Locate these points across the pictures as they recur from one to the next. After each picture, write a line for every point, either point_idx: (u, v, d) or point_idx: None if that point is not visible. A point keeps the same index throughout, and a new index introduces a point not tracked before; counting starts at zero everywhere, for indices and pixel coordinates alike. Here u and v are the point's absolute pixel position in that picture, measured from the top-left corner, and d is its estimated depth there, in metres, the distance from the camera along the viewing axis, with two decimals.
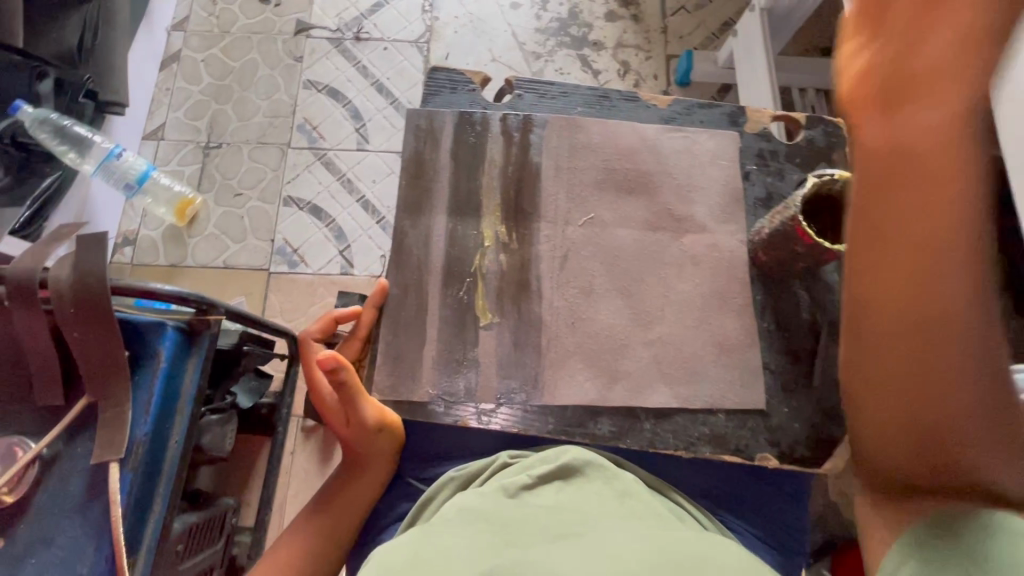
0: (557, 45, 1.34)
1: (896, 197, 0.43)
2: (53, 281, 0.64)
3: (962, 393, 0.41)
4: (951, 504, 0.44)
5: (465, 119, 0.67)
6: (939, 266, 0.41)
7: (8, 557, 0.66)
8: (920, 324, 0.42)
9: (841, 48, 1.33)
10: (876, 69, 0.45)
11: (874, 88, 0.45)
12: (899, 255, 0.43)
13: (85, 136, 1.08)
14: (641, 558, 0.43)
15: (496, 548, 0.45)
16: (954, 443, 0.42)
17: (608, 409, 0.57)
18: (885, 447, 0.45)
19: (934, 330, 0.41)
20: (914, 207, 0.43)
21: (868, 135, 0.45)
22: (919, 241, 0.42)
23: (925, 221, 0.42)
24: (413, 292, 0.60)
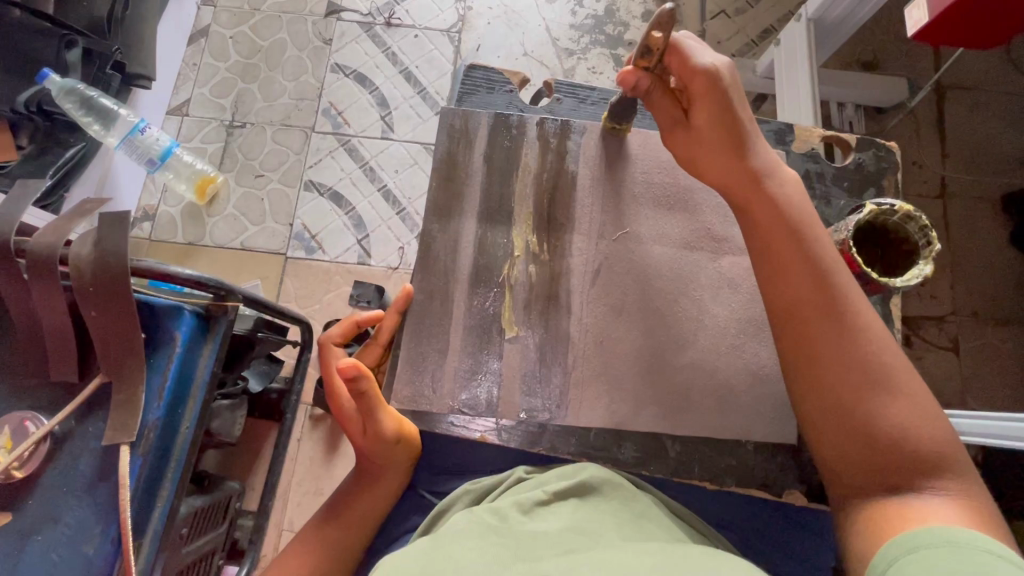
0: (591, 43, 1.31)
1: (769, 222, 0.56)
2: (74, 257, 0.63)
3: (848, 371, 0.52)
4: (900, 471, 0.50)
5: (501, 121, 0.66)
6: (806, 271, 0.54)
7: (15, 532, 0.66)
8: (806, 319, 0.54)
9: (885, 64, 1.28)
10: (724, 114, 0.56)
11: (728, 129, 0.56)
12: (783, 268, 0.55)
13: (111, 108, 1.06)
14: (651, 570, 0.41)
15: (508, 562, 0.44)
16: (870, 413, 0.51)
17: (633, 434, 0.60)
18: (828, 436, 0.52)
19: (816, 323, 0.53)
20: (782, 228, 0.55)
21: (739, 172, 0.57)
22: (790, 253, 0.55)
23: (789, 238, 0.55)
24: (437, 299, 0.61)
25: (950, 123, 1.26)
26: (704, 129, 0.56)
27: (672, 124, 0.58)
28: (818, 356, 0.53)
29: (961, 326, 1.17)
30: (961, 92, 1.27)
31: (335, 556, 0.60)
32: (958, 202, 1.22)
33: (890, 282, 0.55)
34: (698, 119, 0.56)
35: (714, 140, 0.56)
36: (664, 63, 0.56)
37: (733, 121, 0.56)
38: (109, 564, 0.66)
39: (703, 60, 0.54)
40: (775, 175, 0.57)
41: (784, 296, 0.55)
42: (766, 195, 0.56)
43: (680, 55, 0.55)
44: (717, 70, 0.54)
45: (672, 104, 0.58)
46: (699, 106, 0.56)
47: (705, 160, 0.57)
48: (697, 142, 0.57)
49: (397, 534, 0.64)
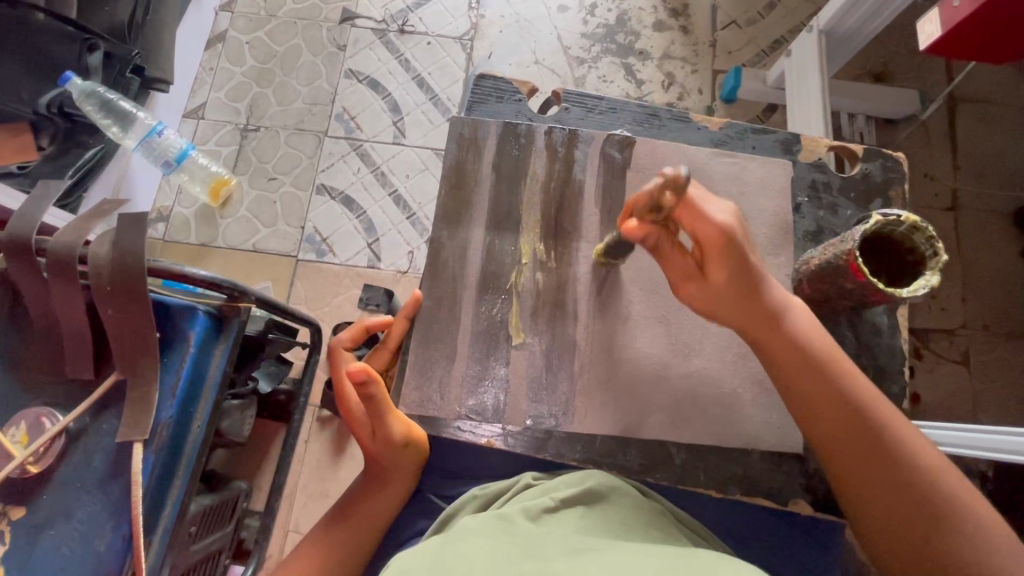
0: (603, 52, 1.32)
1: (775, 347, 0.56)
2: (93, 257, 0.64)
3: (857, 460, 0.53)
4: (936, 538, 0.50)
5: (511, 130, 0.67)
6: (811, 381, 0.54)
7: (29, 526, 0.67)
8: (819, 419, 0.54)
9: (896, 75, 1.28)
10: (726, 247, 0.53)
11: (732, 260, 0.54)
12: (791, 380, 0.55)
13: (129, 111, 1.09)
14: (660, 572, 0.42)
15: (519, 560, 0.45)
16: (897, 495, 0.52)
17: (637, 442, 0.59)
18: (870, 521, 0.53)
19: (829, 426, 0.54)
20: (786, 346, 0.55)
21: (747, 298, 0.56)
22: (792, 362, 0.55)
23: (793, 349, 0.55)
24: (445, 304, 0.62)
25: (962, 135, 1.25)
26: (717, 287, 0.55)
27: (680, 260, 0.56)
28: (853, 452, 0.53)
29: (972, 340, 1.16)
30: (972, 105, 1.26)
31: (339, 559, 0.60)
32: (969, 214, 1.22)
33: (898, 292, 0.54)
34: (705, 251, 0.55)
35: (728, 291, 0.55)
36: (674, 214, 0.53)
37: (744, 266, 0.54)
38: (119, 561, 0.67)
39: (715, 216, 0.52)
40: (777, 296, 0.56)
41: (809, 405, 0.55)
42: (779, 329, 0.55)
43: (692, 207, 0.52)
44: (727, 230, 0.52)
45: (683, 257, 0.56)
46: (711, 266, 0.54)
47: (715, 294, 0.56)
48: (709, 300, 0.56)
49: (403, 536, 0.64)
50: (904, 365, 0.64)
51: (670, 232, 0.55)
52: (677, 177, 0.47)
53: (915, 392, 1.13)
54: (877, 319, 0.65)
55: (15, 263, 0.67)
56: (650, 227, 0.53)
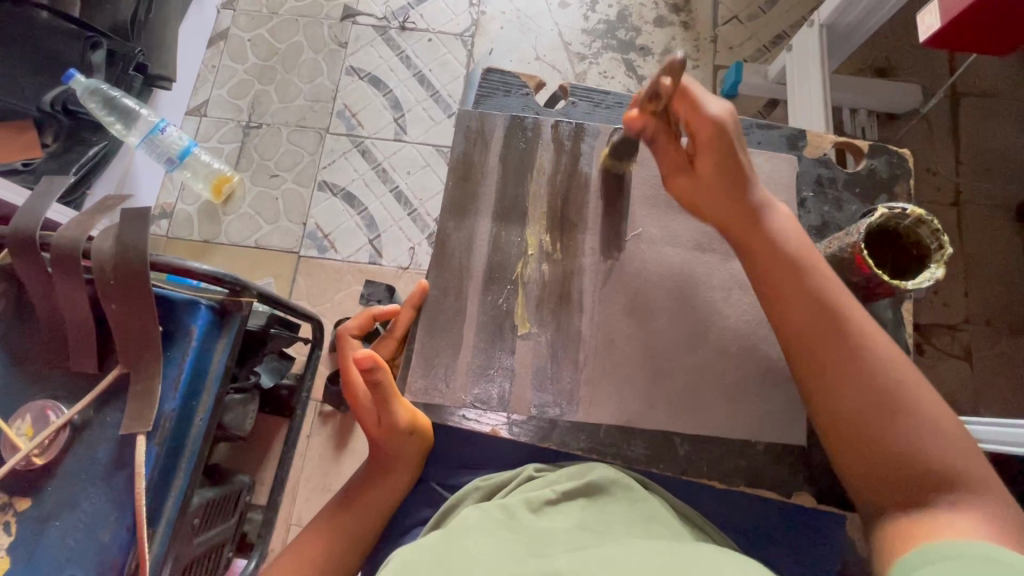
0: (603, 48, 1.32)
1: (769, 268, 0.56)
2: (97, 252, 0.65)
3: (847, 392, 0.52)
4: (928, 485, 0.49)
5: (517, 123, 0.67)
6: (804, 305, 0.55)
7: (35, 516, 0.68)
8: (812, 344, 0.54)
9: (898, 70, 1.27)
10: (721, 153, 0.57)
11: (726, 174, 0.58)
12: (784, 302, 0.55)
13: (133, 108, 1.09)
14: (661, 565, 0.42)
15: (521, 558, 0.45)
16: (886, 432, 0.51)
17: (642, 432, 0.60)
18: (858, 459, 0.51)
19: (822, 354, 0.53)
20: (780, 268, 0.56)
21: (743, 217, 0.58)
22: (786, 284, 0.56)
23: (788, 272, 0.56)
24: (452, 295, 0.62)
25: (965, 130, 1.25)
26: (706, 177, 0.58)
27: (675, 168, 0.60)
28: (833, 364, 0.53)
29: (975, 335, 1.16)
30: (976, 99, 1.26)
31: (344, 549, 0.59)
32: (972, 209, 1.21)
33: (903, 285, 0.54)
34: (701, 167, 0.58)
35: (714, 185, 0.58)
36: (673, 107, 0.59)
37: (738, 167, 0.57)
38: (122, 551, 0.67)
39: (709, 110, 0.57)
40: (773, 215, 0.58)
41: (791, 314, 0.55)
42: (768, 235, 0.57)
43: (691, 98, 0.57)
44: (720, 121, 0.56)
45: (678, 150, 0.60)
46: (705, 158, 0.58)
47: (703, 198, 0.59)
48: (699, 192, 0.59)
49: (409, 526, 0.65)
50: (903, 359, 0.64)
51: (670, 123, 0.60)
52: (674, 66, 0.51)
53: None
54: (882, 310, 0.64)
55: (21, 258, 0.68)
56: (650, 117, 0.59)
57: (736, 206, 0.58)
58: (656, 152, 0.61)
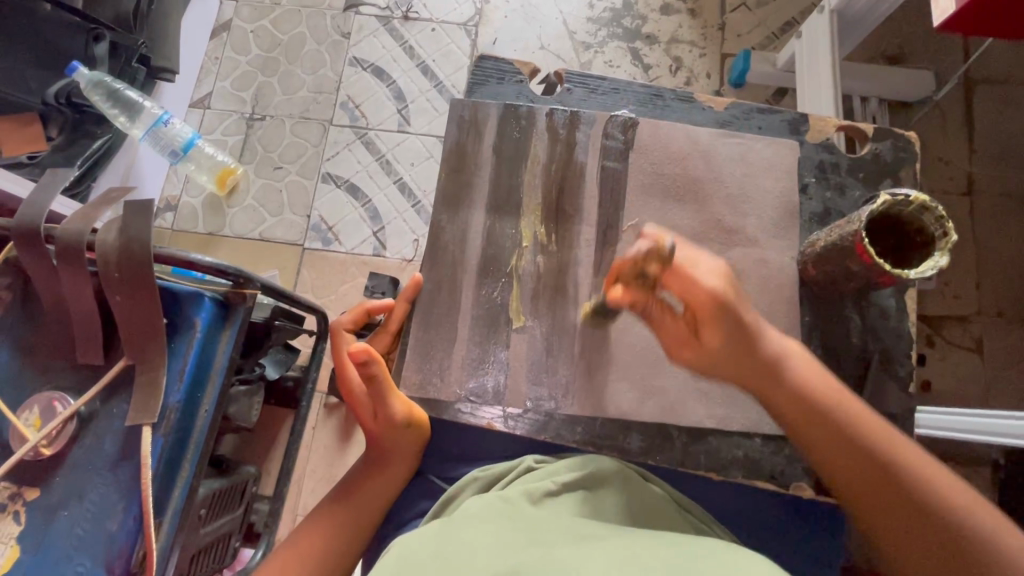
0: (609, 37, 1.30)
1: (764, 365, 0.55)
2: (101, 243, 0.65)
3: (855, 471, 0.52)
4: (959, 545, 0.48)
5: (511, 112, 0.65)
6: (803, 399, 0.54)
7: (43, 506, 0.69)
8: (814, 428, 0.53)
9: (911, 57, 1.25)
10: (719, 300, 0.53)
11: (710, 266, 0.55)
12: (779, 395, 0.55)
13: (136, 100, 1.07)
14: (665, 562, 0.42)
15: (524, 548, 0.44)
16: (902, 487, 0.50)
17: (639, 424, 0.59)
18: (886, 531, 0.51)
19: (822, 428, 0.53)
20: (772, 362, 0.55)
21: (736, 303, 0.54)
22: (778, 374, 0.55)
23: (775, 355, 0.55)
24: (450, 286, 0.62)
25: (978, 119, 1.22)
26: (713, 350, 0.55)
27: (681, 342, 0.56)
28: (873, 499, 0.51)
29: (986, 328, 1.14)
30: (990, 86, 1.23)
31: (342, 541, 0.58)
32: (985, 199, 1.19)
33: (905, 273, 0.52)
34: (706, 337, 0.55)
35: (721, 358, 0.55)
36: (663, 280, 0.54)
37: (743, 327, 0.55)
38: (131, 540, 0.68)
39: (705, 282, 0.53)
40: (792, 361, 0.55)
41: (823, 457, 0.53)
42: (791, 384, 0.54)
43: (680, 272, 0.54)
44: (717, 292, 0.53)
45: (676, 320, 0.56)
46: (709, 328, 0.54)
47: (717, 368, 0.56)
48: (710, 361, 0.56)
49: (404, 518, 0.64)
50: (912, 350, 0.62)
51: (657, 295, 0.56)
52: (661, 250, 0.51)
53: (924, 379, 1.12)
54: (885, 300, 0.63)
55: (24, 250, 0.68)
56: (637, 291, 0.54)
57: (755, 362, 0.55)
58: (654, 326, 0.57)
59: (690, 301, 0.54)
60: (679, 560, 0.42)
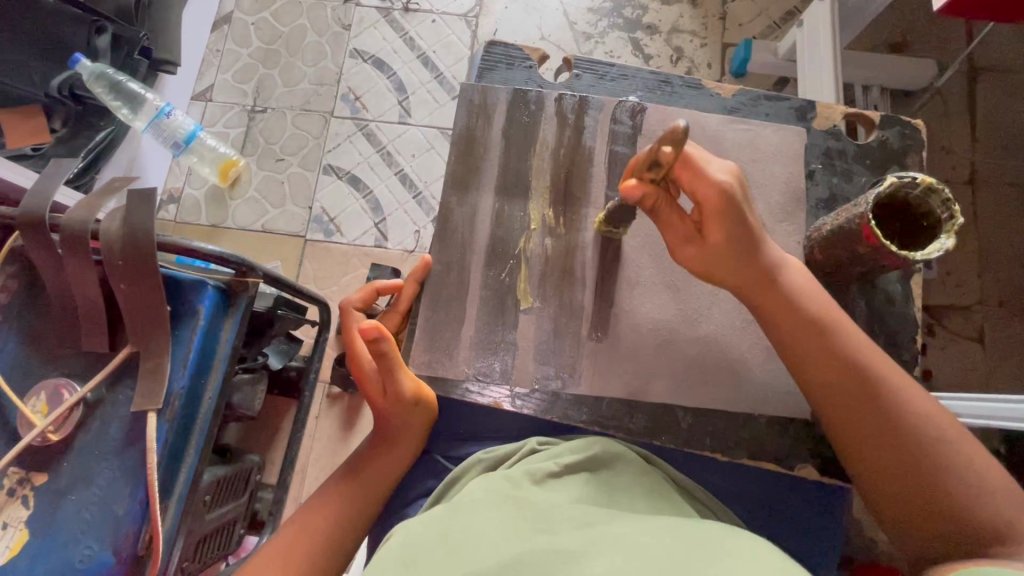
0: (610, 27, 1.30)
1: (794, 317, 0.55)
2: (105, 231, 0.65)
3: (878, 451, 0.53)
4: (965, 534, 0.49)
5: (521, 96, 0.66)
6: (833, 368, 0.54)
7: (52, 490, 0.70)
8: (845, 395, 0.54)
9: (913, 45, 1.24)
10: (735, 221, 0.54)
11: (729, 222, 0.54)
12: (805, 339, 0.55)
13: (138, 92, 1.08)
14: (665, 543, 0.42)
15: (527, 529, 0.45)
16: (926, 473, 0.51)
17: (646, 404, 0.59)
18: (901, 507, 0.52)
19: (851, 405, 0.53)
20: (804, 329, 0.55)
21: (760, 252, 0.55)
22: (801, 320, 0.55)
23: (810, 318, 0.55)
24: (451, 271, 0.62)
25: (981, 107, 1.22)
26: (719, 245, 0.55)
27: (682, 239, 0.56)
28: (853, 393, 0.54)
29: (988, 317, 1.14)
30: (994, 75, 1.22)
31: (349, 518, 0.58)
32: (987, 188, 1.18)
33: (911, 256, 0.51)
34: (712, 235, 0.55)
35: (733, 247, 0.55)
36: (673, 174, 0.53)
37: (750, 231, 0.54)
38: (137, 524, 0.69)
39: (717, 175, 0.52)
40: (786, 268, 0.56)
41: (810, 352, 0.55)
42: (789, 291, 0.55)
43: (692, 165, 0.52)
44: (727, 188, 0.52)
45: (684, 220, 0.55)
46: (716, 225, 0.54)
47: (718, 267, 0.56)
48: (713, 256, 0.56)
49: (411, 498, 0.64)
50: (911, 334, 0.62)
51: (665, 190, 0.53)
52: (669, 147, 0.46)
53: (927, 367, 1.12)
54: (891, 285, 0.63)
55: (30, 239, 0.69)
56: (649, 186, 0.51)
57: (755, 266, 0.55)
58: (658, 220, 0.55)
59: (699, 203, 0.54)
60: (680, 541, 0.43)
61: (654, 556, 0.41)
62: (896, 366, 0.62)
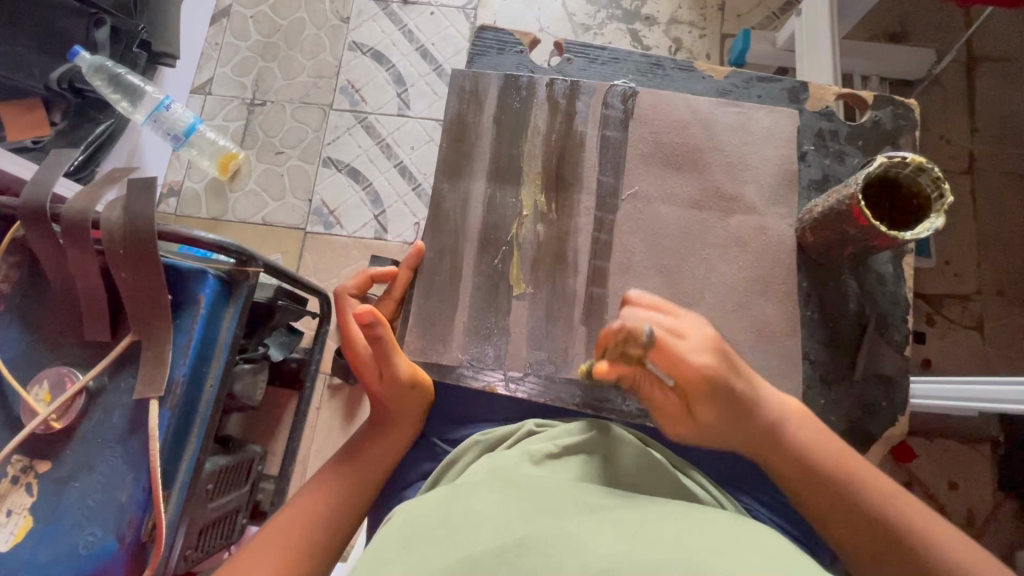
0: (608, 18, 1.30)
1: (727, 386, 0.54)
2: (106, 221, 0.66)
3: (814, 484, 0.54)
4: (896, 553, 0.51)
5: (512, 82, 0.65)
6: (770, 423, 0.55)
7: (55, 478, 0.70)
8: (791, 435, 0.55)
9: (912, 35, 1.24)
10: (698, 376, 0.52)
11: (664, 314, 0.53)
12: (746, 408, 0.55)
13: (138, 85, 1.08)
14: (665, 529, 0.42)
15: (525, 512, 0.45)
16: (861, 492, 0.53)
17: (638, 386, 0.60)
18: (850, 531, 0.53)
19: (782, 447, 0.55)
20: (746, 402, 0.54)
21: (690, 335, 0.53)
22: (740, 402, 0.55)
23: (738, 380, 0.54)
24: (448, 255, 0.62)
25: (980, 96, 1.22)
26: (708, 423, 0.55)
27: (672, 416, 0.56)
28: (811, 478, 0.54)
29: (986, 306, 1.14)
30: (993, 64, 1.22)
31: (348, 498, 0.59)
32: (986, 178, 1.19)
33: (901, 235, 0.51)
34: (699, 413, 0.55)
35: (719, 421, 0.55)
36: (648, 355, 0.54)
37: (716, 349, 0.54)
38: (140, 509, 0.70)
39: (696, 360, 0.52)
40: (754, 370, 0.55)
41: (787, 463, 0.55)
42: (790, 447, 0.55)
43: (667, 350, 0.52)
44: (706, 368, 0.52)
45: (666, 393, 0.56)
46: (701, 404, 0.54)
47: (708, 434, 0.56)
48: (702, 432, 0.56)
49: (409, 480, 0.64)
50: (905, 316, 0.62)
51: (645, 366, 0.56)
52: (641, 335, 0.51)
53: (925, 356, 1.12)
54: (882, 267, 0.63)
55: (31, 229, 0.69)
56: (620, 364, 0.54)
57: (722, 383, 0.53)
58: (650, 405, 0.57)
59: (685, 390, 0.54)
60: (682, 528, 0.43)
61: (658, 544, 0.40)
62: (888, 348, 0.62)
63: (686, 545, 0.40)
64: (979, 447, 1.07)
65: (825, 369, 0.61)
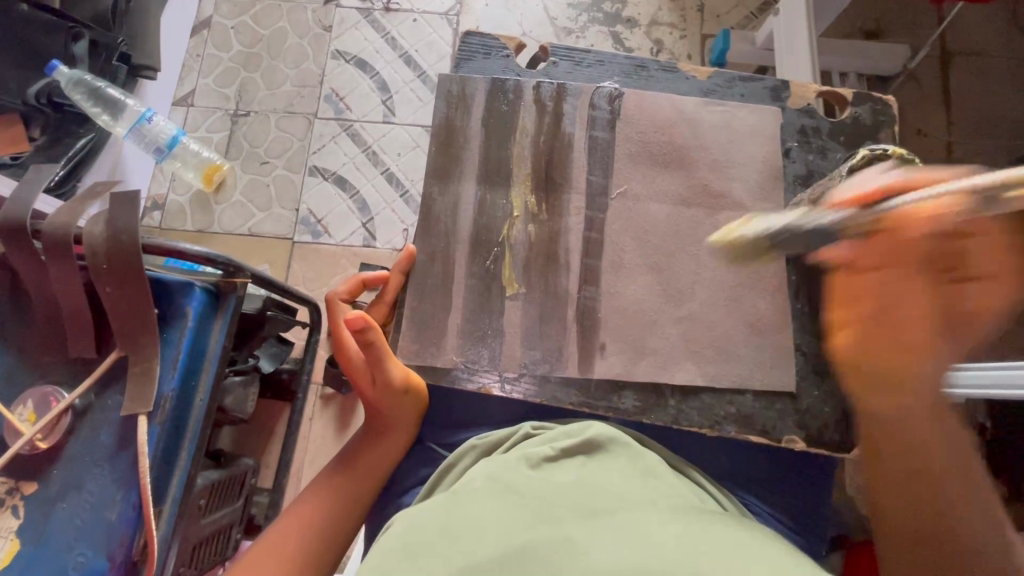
0: (590, 21, 1.31)
1: (907, 335, 0.53)
2: (89, 236, 0.65)
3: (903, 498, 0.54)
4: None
5: (498, 86, 0.66)
6: (883, 418, 0.55)
7: (42, 499, 0.69)
8: (922, 442, 0.53)
9: (887, 31, 1.26)
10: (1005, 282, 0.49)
11: (896, 266, 0.51)
12: (895, 388, 0.54)
13: (118, 98, 1.07)
14: (666, 531, 0.42)
15: (524, 517, 0.45)
16: (944, 514, 0.52)
17: (632, 384, 0.60)
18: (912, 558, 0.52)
19: (879, 436, 0.55)
20: (904, 412, 0.54)
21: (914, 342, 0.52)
22: (914, 382, 0.53)
23: (921, 335, 0.52)
24: (438, 259, 0.62)
25: (955, 90, 1.24)
26: (896, 317, 0.52)
27: (842, 321, 0.55)
28: (897, 477, 0.54)
29: None
30: (966, 58, 1.25)
31: (340, 507, 0.59)
32: (964, 169, 1.21)
33: None
34: (913, 335, 0.52)
35: (923, 331, 0.52)
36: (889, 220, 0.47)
37: (962, 313, 0.52)
38: (132, 528, 0.68)
39: (979, 301, 0.51)
40: (943, 357, 0.53)
41: (878, 404, 0.55)
42: (891, 398, 0.54)
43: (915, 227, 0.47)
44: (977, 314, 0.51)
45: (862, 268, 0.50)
46: (902, 308, 0.52)
47: (875, 348, 0.54)
48: (881, 347, 0.54)
49: (406, 486, 0.64)
50: None
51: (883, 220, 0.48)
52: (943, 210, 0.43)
53: None
54: None
55: (11, 246, 0.68)
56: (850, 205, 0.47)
57: (933, 367, 0.52)
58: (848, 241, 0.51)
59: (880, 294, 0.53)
60: (683, 532, 0.42)
61: (660, 544, 0.40)
62: None
63: (686, 549, 0.39)
64: (968, 433, 1.08)
65: (814, 361, 0.62)
